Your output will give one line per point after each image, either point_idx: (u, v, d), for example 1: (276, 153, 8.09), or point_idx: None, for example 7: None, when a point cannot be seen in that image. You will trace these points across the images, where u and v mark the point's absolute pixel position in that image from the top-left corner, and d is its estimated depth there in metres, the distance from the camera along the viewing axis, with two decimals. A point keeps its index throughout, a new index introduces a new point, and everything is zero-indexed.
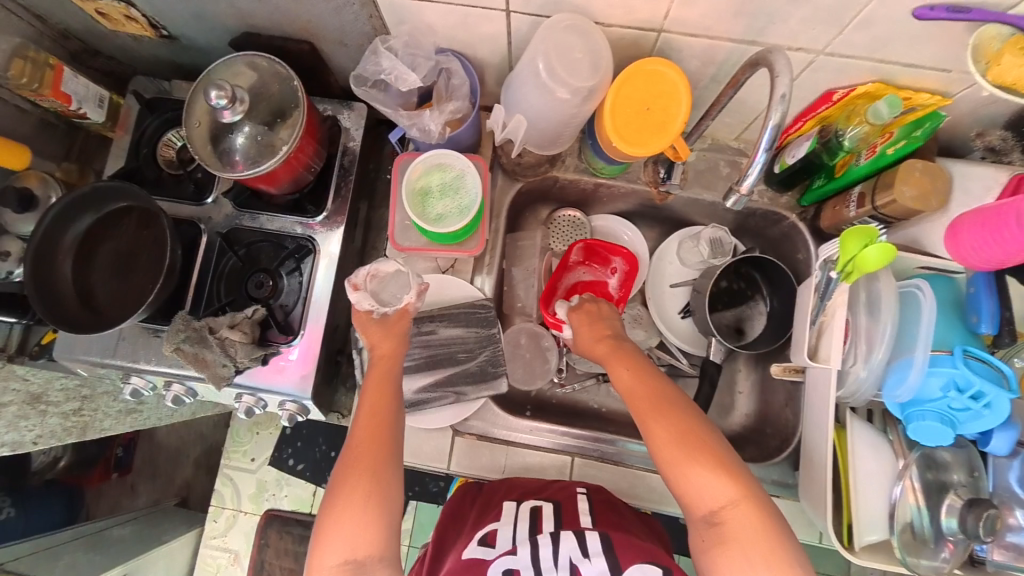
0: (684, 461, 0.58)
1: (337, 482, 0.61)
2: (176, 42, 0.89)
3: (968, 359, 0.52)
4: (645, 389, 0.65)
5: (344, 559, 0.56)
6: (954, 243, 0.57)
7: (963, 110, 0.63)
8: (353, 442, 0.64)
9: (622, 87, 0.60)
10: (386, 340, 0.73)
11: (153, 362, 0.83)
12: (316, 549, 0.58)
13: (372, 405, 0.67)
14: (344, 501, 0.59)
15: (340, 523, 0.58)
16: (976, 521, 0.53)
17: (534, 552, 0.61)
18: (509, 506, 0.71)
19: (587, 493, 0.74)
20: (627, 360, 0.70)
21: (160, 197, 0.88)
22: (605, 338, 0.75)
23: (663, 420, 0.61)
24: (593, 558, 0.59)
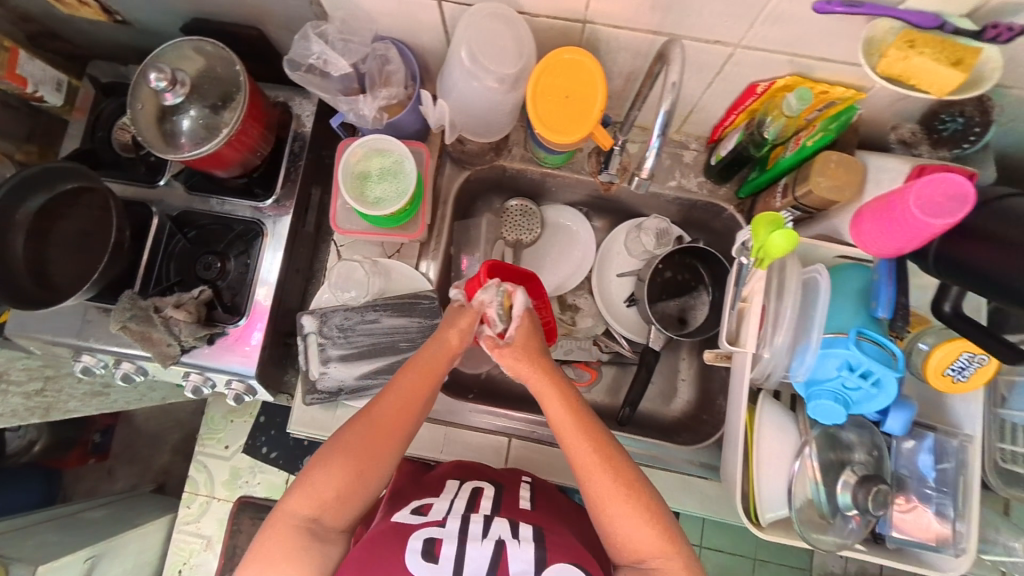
0: (625, 522, 0.59)
1: (336, 451, 0.63)
2: (132, 27, 0.89)
3: (862, 341, 0.55)
4: (586, 438, 0.62)
5: (313, 516, 0.61)
6: (858, 233, 0.56)
7: (882, 104, 0.65)
8: (370, 423, 0.64)
9: (542, 76, 0.61)
10: (452, 331, 0.70)
11: (102, 340, 0.85)
12: (289, 493, 0.62)
13: (407, 395, 0.66)
14: (332, 475, 0.62)
15: (322, 490, 0.61)
16: (866, 497, 0.56)
17: (464, 526, 0.62)
18: (451, 484, 0.72)
19: (531, 482, 0.77)
20: (566, 393, 0.65)
21: (111, 178, 0.89)
22: (541, 364, 0.67)
23: (608, 482, 0.60)
24: (523, 543, 0.60)
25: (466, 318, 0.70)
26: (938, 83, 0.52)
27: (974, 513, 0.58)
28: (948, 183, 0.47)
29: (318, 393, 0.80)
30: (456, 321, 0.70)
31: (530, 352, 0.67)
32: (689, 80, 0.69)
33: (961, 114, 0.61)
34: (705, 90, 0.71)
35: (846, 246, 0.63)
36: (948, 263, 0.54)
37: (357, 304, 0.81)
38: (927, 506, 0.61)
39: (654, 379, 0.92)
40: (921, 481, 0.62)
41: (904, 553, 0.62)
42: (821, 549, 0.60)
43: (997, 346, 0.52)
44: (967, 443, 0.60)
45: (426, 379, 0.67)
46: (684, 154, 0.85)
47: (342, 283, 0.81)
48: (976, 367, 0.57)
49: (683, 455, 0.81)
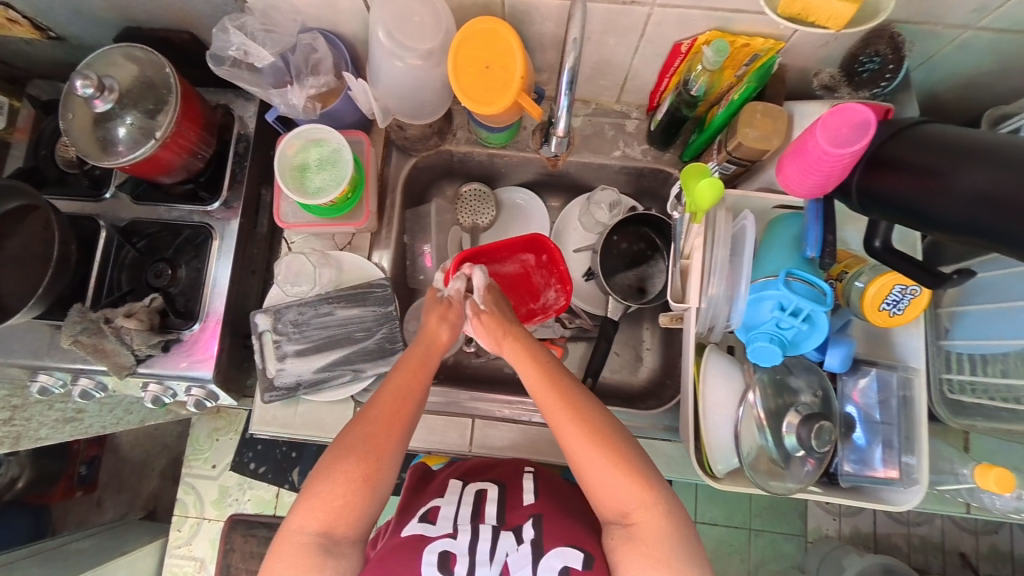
0: (600, 472, 0.58)
1: (337, 458, 0.60)
2: (67, 43, 0.87)
3: (791, 281, 0.56)
4: (553, 392, 0.62)
5: (321, 530, 0.58)
6: (783, 177, 0.56)
7: (805, 51, 0.65)
8: (366, 424, 0.62)
9: (461, 48, 0.61)
10: (442, 325, 0.73)
11: (58, 358, 0.84)
12: (294, 510, 0.59)
13: (394, 394, 0.64)
14: (337, 484, 0.59)
15: (327, 500, 0.58)
16: (810, 435, 0.57)
17: (474, 536, 0.62)
18: (454, 485, 0.72)
19: (534, 473, 0.75)
20: (535, 358, 0.66)
21: (57, 195, 0.87)
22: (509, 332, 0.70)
23: (575, 428, 0.60)
24: (523, 544, 0.61)
25: (455, 314, 0.74)
26: (834, 17, 0.53)
27: (921, 446, 0.59)
28: (850, 113, 0.49)
29: (276, 390, 0.80)
30: (447, 316, 0.74)
31: (500, 320, 0.71)
32: (616, 45, 0.70)
33: (877, 54, 0.62)
34: (634, 55, 0.71)
35: (781, 195, 0.63)
36: (866, 196, 0.54)
37: (309, 298, 0.81)
38: (876, 447, 0.61)
39: (618, 350, 0.93)
40: (871, 419, 0.62)
41: (858, 492, 0.62)
42: (774, 494, 0.61)
43: (921, 276, 0.52)
44: (910, 375, 0.61)
45: (416, 372, 0.67)
46: (627, 123, 0.85)
47: (293, 279, 0.80)
48: (911, 298, 0.56)
49: (646, 420, 0.82)
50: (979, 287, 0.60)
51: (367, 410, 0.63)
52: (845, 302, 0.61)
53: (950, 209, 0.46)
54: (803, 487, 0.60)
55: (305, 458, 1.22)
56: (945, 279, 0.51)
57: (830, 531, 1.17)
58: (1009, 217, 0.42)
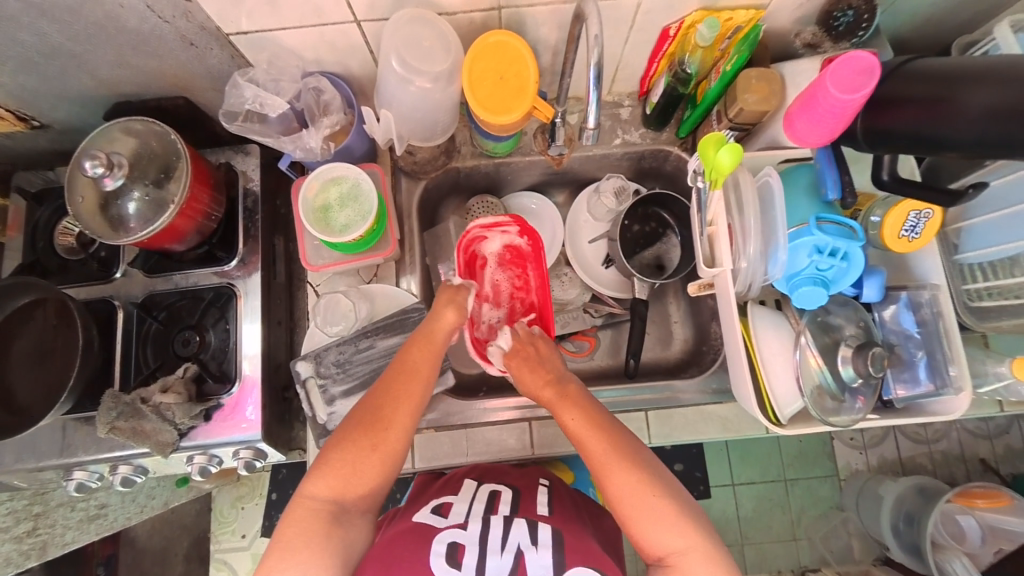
0: (642, 522, 0.59)
1: (349, 428, 0.62)
2: (50, 129, 0.84)
3: (822, 225, 0.61)
4: (598, 438, 0.62)
5: (331, 495, 0.60)
6: (792, 131, 0.62)
7: (783, 15, 0.71)
8: (382, 397, 0.64)
9: (475, 63, 0.65)
10: (448, 307, 0.72)
11: (93, 450, 0.80)
12: (309, 475, 0.61)
13: (409, 364, 0.67)
14: (350, 455, 0.61)
15: (341, 469, 0.60)
16: (866, 363, 0.61)
17: (485, 531, 0.63)
18: (469, 484, 0.73)
19: (548, 486, 0.75)
20: (574, 402, 0.66)
21: (67, 284, 0.85)
22: (551, 376, 0.69)
23: (623, 476, 0.60)
24: (540, 548, 0.61)
25: (457, 297, 0.73)
26: None
27: (961, 356, 0.64)
28: (856, 61, 0.53)
29: (331, 434, 0.79)
30: (450, 300, 0.73)
31: (542, 363, 0.70)
32: (609, 39, 0.74)
33: (850, 8, 0.68)
34: (624, 45, 0.76)
35: (788, 150, 0.67)
36: (874, 134, 0.60)
37: (348, 335, 0.81)
38: (919, 363, 0.67)
39: (649, 329, 0.96)
40: (910, 340, 0.68)
41: (908, 410, 0.68)
42: (840, 428, 0.65)
43: (936, 197, 0.58)
44: (936, 293, 0.67)
45: (430, 350, 0.68)
46: (621, 112, 0.89)
47: (331, 319, 0.81)
48: (925, 222, 0.62)
49: (692, 387, 0.85)
50: (984, 199, 0.66)
51: (383, 381, 0.66)
52: (867, 236, 0.67)
53: (962, 130, 0.52)
54: (864, 417, 0.65)
55: None
56: (959, 196, 0.57)
57: (859, 466, 1.22)
58: None
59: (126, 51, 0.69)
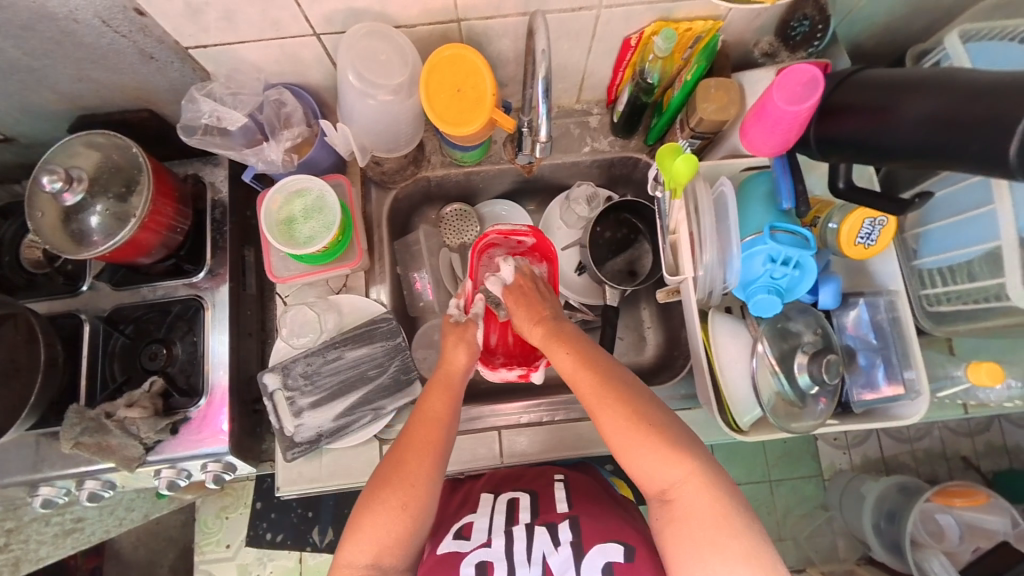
0: (637, 456, 0.59)
1: (376, 492, 0.62)
2: (15, 143, 0.84)
3: (776, 234, 0.62)
4: (587, 373, 0.63)
5: (371, 560, 0.60)
6: (748, 141, 0.63)
7: (739, 26, 0.72)
8: (404, 454, 0.64)
9: (431, 76, 0.66)
10: (459, 346, 0.72)
11: (59, 466, 0.79)
12: (344, 543, 0.61)
13: (429, 410, 0.67)
14: (381, 516, 0.61)
15: (375, 533, 0.60)
16: (822, 369, 0.63)
17: (510, 544, 0.64)
18: (485, 499, 0.74)
19: (564, 481, 0.76)
20: (566, 342, 0.67)
21: (32, 299, 0.84)
22: (541, 318, 0.71)
23: (610, 409, 0.61)
24: (561, 547, 0.62)
25: (468, 333, 0.73)
26: None
27: (916, 358, 0.66)
28: (798, 72, 0.56)
29: (299, 446, 0.79)
30: (460, 338, 0.72)
31: (531, 307, 0.73)
32: (571, 49, 0.74)
33: (806, 17, 0.70)
34: (587, 55, 0.76)
35: (748, 158, 0.69)
36: (825, 141, 0.61)
37: (314, 347, 0.81)
38: (877, 367, 0.68)
39: (621, 334, 0.96)
40: (868, 344, 0.69)
41: (867, 413, 0.69)
42: (800, 433, 0.65)
43: (885, 205, 0.60)
44: (893, 298, 0.68)
45: (446, 394, 0.69)
46: (590, 119, 0.90)
47: (297, 331, 0.81)
48: (880, 229, 0.63)
49: (663, 393, 0.85)
50: (937, 204, 0.67)
51: (403, 438, 0.66)
52: (823, 244, 0.68)
53: (904, 138, 0.53)
54: (825, 421, 0.65)
55: (325, 514, 1.18)
56: (908, 204, 0.59)
57: (844, 465, 1.19)
58: (957, 134, 0.48)
59: (85, 65, 0.68)
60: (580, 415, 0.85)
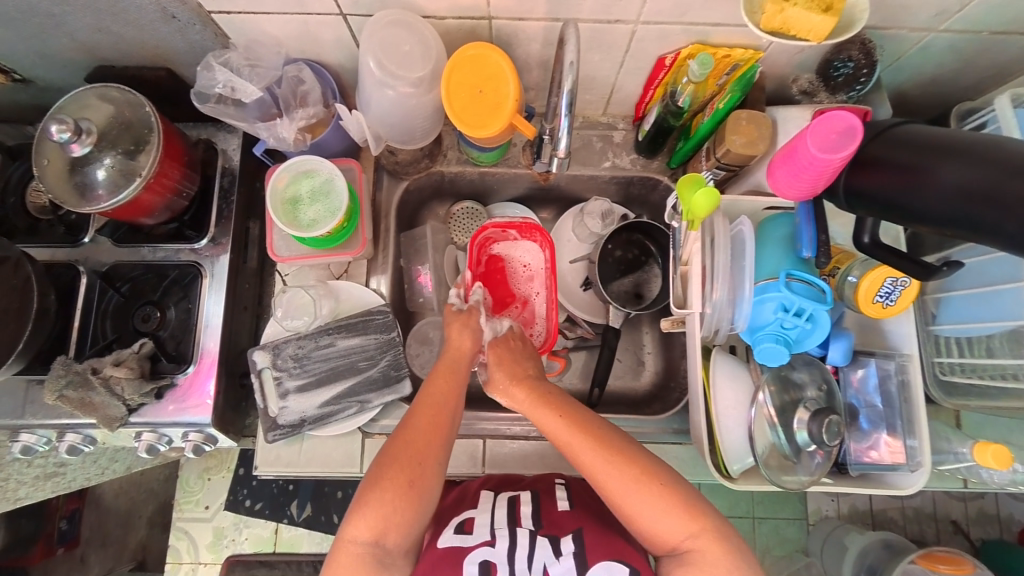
0: (650, 515, 0.57)
1: (382, 467, 0.60)
2: (33, 85, 0.84)
3: (792, 282, 0.59)
4: (583, 437, 0.61)
5: (373, 538, 0.57)
6: (772, 181, 0.61)
7: (777, 58, 0.69)
8: (409, 433, 0.63)
9: (452, 73, 0.64)
10: (463, 333, 0.76)
11: (40, 416, 0.78)
12: (347, 519, 0.59)
13: (438, 393, 0.67)
14: (383, 490, 0.59)
15: (377, 509, 0.58)
16: (821, 430, 0.59)
17: (512, 547, 0.61)
18: (485, 496, 0.71)
19: (565, 483, 0.74)
20: (554, 404, 0.66)
21: (29, 245, 0.83)
22: (522, 379, 0.71)
23: (620, 474, 0.58)
24: (564, 557, 0.60)
25: (473, 322, 0.77)
26: (814, 31, 0.57)
27: (921, 428, 0.64)
28: (835, 119, 0.53)
29: (281, 428, 0.77)
30: (465, 324, 0.76)
31: (512, 363, 0.74)
32: (601, 61, 0.72)
33: (850, 59, 0.67)
34: (618, 69, 0.73)
35: (771, 198, 0.67)
36: (853, 194, 0.58)
37: (308, 331, 0.79)
38: (880, 432, 0.65)
39: (620, 356, 0.94)
40: (873, 406, 0.66)
41: (866, 477, 0.66)
42: (791, 489, 0.63)
43: (908, 266, 0.56)
44: (905, 361, 0.66)
45: (450, 379, 0.70)
46: (614, 134, 0.87)
47: (290, 312, 0.79)
48: (901, 290, 0.61)
49: (655, 424, 0.83)
50: (962, 274, 0.64)
51: (407, 423, 0.64)
52: (839, 296, 0.66)
53: (932, 205, 0.50)
54: (817, 480, 0.63)
55: (304, 490, 1.17)
56: (933, 271, 0.55)
57: (830, 512, 1.11)
58: (996, 211, 0.46)
59: (105, 17, 0.67)
60: None
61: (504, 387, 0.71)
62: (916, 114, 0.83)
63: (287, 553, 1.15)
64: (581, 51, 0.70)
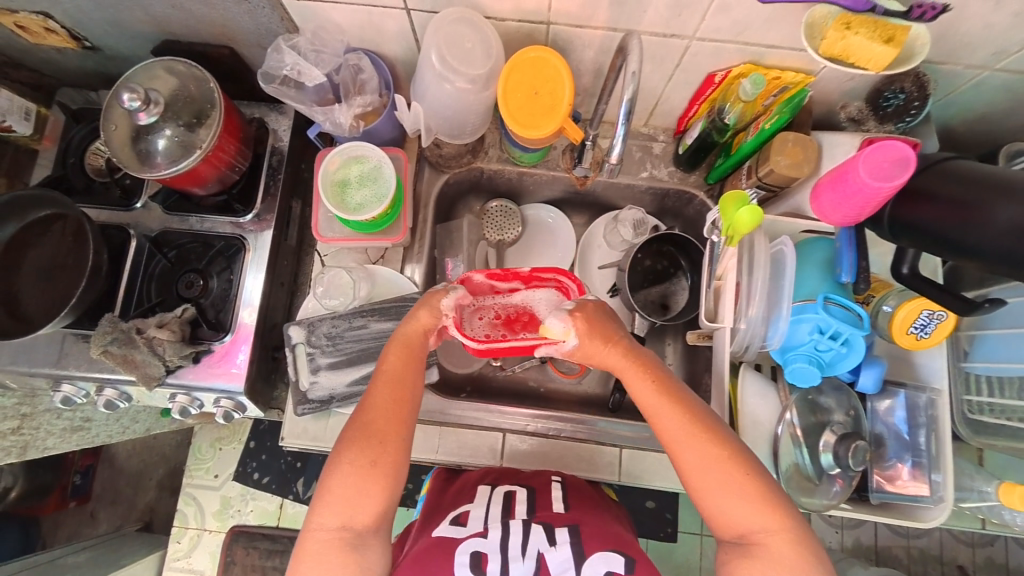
0: (723, 498, 0.55)
1: (344, 449, 0.59)
2: (101, 53, 0.88)
3: (830, 305, 0.60)
4: (676, 410, 0.58)
5: (340, 524, 0.57)
6: (817, 205, 0.62)
7: (828, 83, 0.70)
8: (369, 413, 0.61)
9: (510, 74, 0.67)
10: (425, 308, 0.69)
11: (83, 368, 0.81)
12: (314, 507, 0.58)
13: (396, 371, 0.64)
14: (345, 471, 0.58)
15: (341, 492, 0.58)
16: (847, 454, 0.60)
17: (505, 536, 0.61)
18: (482, 490, 0.71)
19: (561, 481, 0.74)
20: (648, 369, 0.62)
21: (86, 204, 0.87)
22: (613, 341, 0.64)
23: (705, 451, 0.56)
24: (559, 546, 0.59)
25: (435, 298, 0.69)
26: (874, 60, 0.57)
27: (947, 463, 0.64)
28: (890, 149, 0.54)
29: (309, 403, 0.80)
30: (432, 304, 0.69)
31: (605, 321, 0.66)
32: (651, 73, 0.73)
33: (902, 90, 0.67)
34: (667, 82, 0.75)
35: (811, 221, 0.67)
36: (898, 225, 0.58)
37: (343, 311, 0.81)
38: (904, 463, 0.66)
39: None
40: (900, 437, 0.67)
41: (887, 507, 0.66)
42: (810, 510, 0.65)
43: (951, 302, 0.56)
44: (935, 396, 0.66)
45: (410, 355, 0.66)
46: (653, 145, 0.88)
47: (330, 292, 0.82)
48: (936, 323, 0.61)
49: None
50: (1000, 313, 0.65)
51: (367, 404, 0.62)
52: (873, 324, 0.66)
53: (982, 241, 0.50)
54: (835, 505, 0.64)
55: (311, 468, 1.20)
56: (974, 306, 0.55)
57: (833, 544, 1.09)
58: None
59: None
60: (585, 436, 0.84)
61: (594, 345, 0.64)
62: (962, 150, 0.83)
63: (290, 527, 1.18)
64: (645, 59, 0.70)
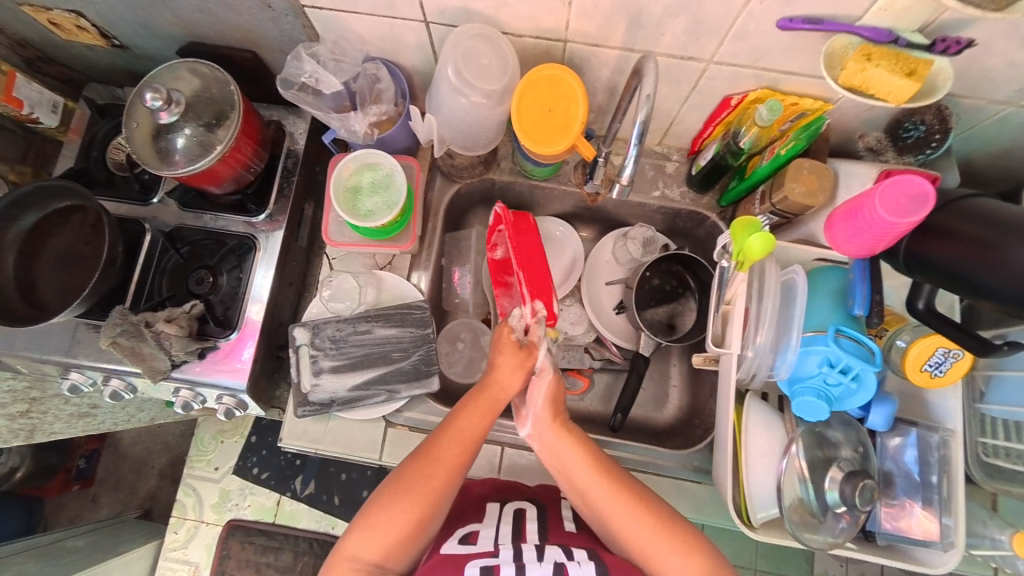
0: (661, 557, 0.58)
1: (396, 493, 0.60)
2: (129, 51, 0.90)
3: (841, 338, 0.58)
4: (608, 489, 0.61)
5: (375, 560, 0.58)
6: (830, 235, 0.61)
7: (847, 112, 0.69)
8: (432, 466, 0.62)
9: (525, 90, 0.67)
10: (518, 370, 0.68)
11: (92, 357, 0.82)
12: (348, 535, 0.59)
13: (469, 426, 0.65)
14: (397, 519, 0.59)
15: (385, 535, 0.59)
16: (853, 491, 0.59)
17: (517, 552, 0.59)
18: (492, 508, 0.70)
19: (569, 500, 0.74)
20: (591, 457, 0.64)
21: (105, 197, 0.89)
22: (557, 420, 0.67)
23: (639, 521, 0.59)
24: (581, 562, 0.58)
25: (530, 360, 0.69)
26: (894, 93, 0.57)
27: (959, 507, 0.61)
28: (909, 184, 0.53)
29: (310, 405, 0.79)
30: (518, 364, 0.68)
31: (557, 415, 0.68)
32: (667, 94, 0.73)
33: (923, 122, 0.66)
34: (682, 103, 0.74)
35: (823, 249, 0.67)
36: (914, 259, 0.57)
37: (348, 315, 0.82)
38: (914, 501, 0.64)
39: (644, 385, 0.93)
40: (909, 478, 0.65)
41: (895, 551, 0.64)
42: (814, 548, 0.62)
43: (964, 338, 0.54)
44: (949, 436, 0.63)
45: (488, 414, 0.66)
46: (666, 165, 0.88)
47: (336, 296, 0.83)
48: (952, 362, 0.59)
49: (674, 459, 0.82)
50: (1018, 355, 0.63)
51: (433, 450, 0.63)
52: (886, 359, 0.64)
53: (1002, 284, 0.49)
54: (841, 544, 0.61)
55: (311, 466, 1.20)
56: (992, 347, 0.53)
57: None
58: None
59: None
60: None
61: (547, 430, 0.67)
62: (985, 184, 0.81)
63: (286, 525, 1.17)
64: (659, 79, 0.70)
